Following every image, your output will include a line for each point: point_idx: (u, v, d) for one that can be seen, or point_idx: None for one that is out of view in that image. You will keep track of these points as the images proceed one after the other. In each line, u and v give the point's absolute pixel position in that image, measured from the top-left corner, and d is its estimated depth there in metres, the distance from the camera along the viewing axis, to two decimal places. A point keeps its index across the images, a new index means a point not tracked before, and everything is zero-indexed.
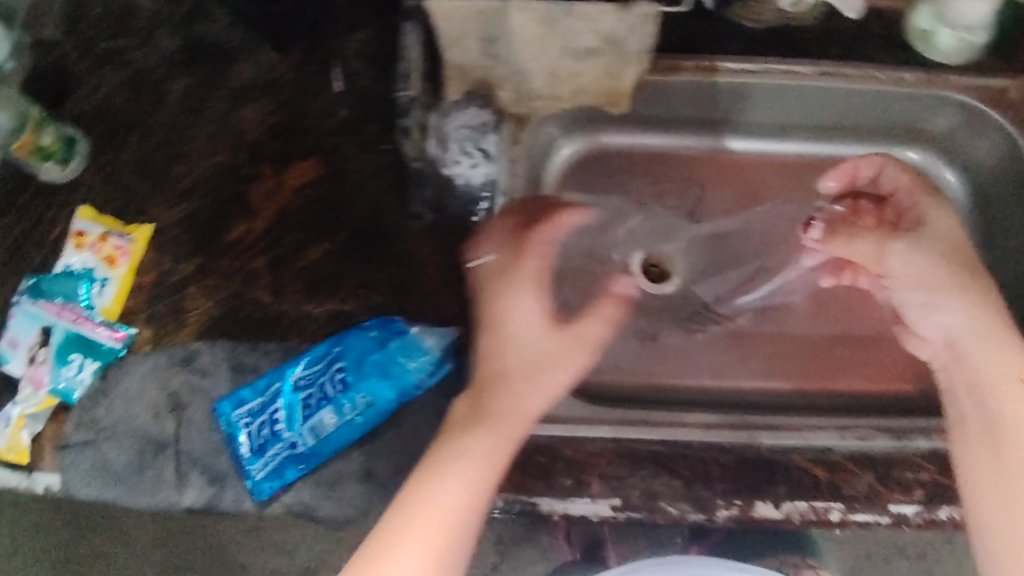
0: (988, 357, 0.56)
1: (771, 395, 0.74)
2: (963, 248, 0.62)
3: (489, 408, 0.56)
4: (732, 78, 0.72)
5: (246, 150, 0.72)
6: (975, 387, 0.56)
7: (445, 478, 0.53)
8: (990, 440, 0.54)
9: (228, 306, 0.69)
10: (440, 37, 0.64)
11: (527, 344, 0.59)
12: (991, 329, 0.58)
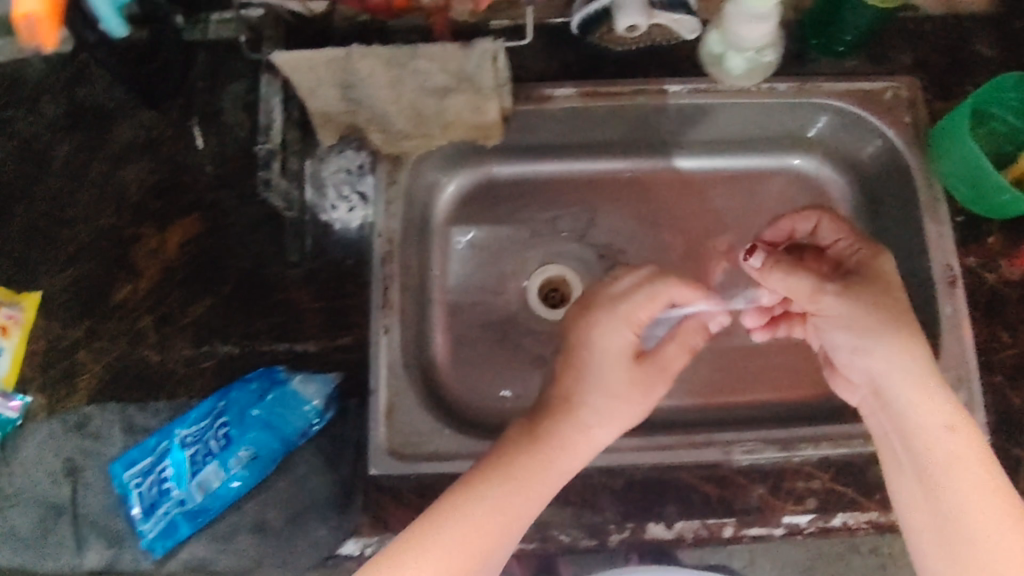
0: (919, 417, 0.53)
1: (672, 412, 0.74)
2: (894, 296, 0.58)
3: (545, 439, 0.54)
4: (603, 104, 0.71)
5: (130, 211, 0.73)
6: (916, 453, 0.53)
7: (492, 513, 0.51)
8: (926, 501, 0.52)
9: (117, 367, 0.70)
10: (299, 88, 0.64)
11: (593, 398, 0.55)
12: (920, 387, 0.54)
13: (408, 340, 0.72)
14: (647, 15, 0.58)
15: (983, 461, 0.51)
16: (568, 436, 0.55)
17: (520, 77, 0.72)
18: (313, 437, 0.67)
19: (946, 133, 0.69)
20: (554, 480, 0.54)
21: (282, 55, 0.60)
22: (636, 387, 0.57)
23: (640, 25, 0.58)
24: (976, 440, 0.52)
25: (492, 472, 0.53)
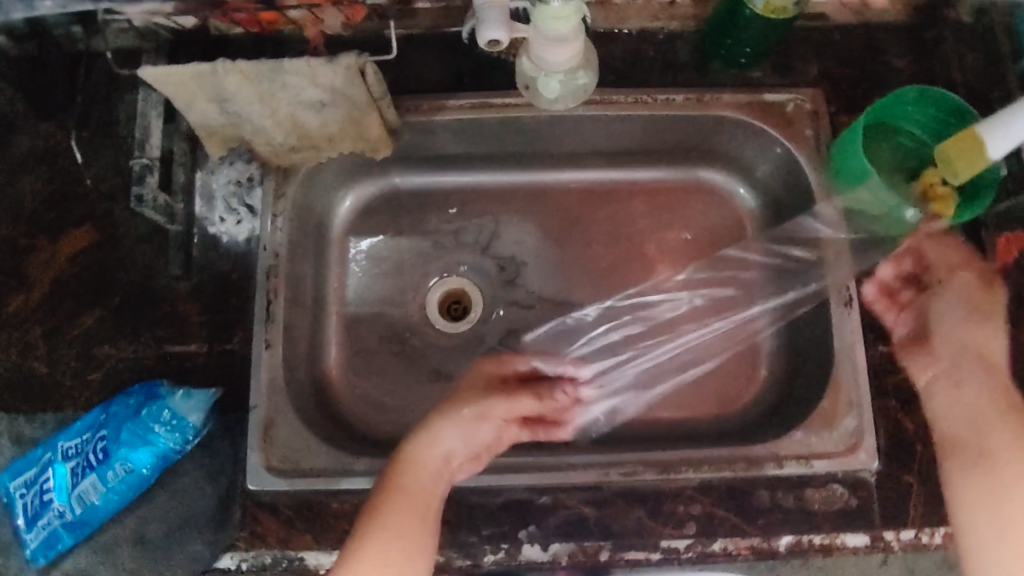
0: (986, 452, 0.56)
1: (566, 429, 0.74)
2: (977, 302, 0.61)
3: (395, 493, 0.56)
4: (498, 115, 0.71)
5: (23, 222, 0.72)
6: (997, 488, 0.55)
7: (392, 553, 0.53)
8: (1002, 537, 0.54)
9: (6, 378, 0.69)
10: (175, 101, 0.63)
11: (425, 439, 0.59)
12: (1019, 421, 0.57)
13: (298, 354, 0.72)
14: (510, 28, 0.55)
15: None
16: (409, 485, 0.56)
17: (412, 89, 0.72)
18: (194, 452, 0.67)
19: (841, 148, 0.67)
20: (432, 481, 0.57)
21: (149, 69, 0.59)
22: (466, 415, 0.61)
23: (503, 39, 0.55)
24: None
25: (374, 521, 0.54)
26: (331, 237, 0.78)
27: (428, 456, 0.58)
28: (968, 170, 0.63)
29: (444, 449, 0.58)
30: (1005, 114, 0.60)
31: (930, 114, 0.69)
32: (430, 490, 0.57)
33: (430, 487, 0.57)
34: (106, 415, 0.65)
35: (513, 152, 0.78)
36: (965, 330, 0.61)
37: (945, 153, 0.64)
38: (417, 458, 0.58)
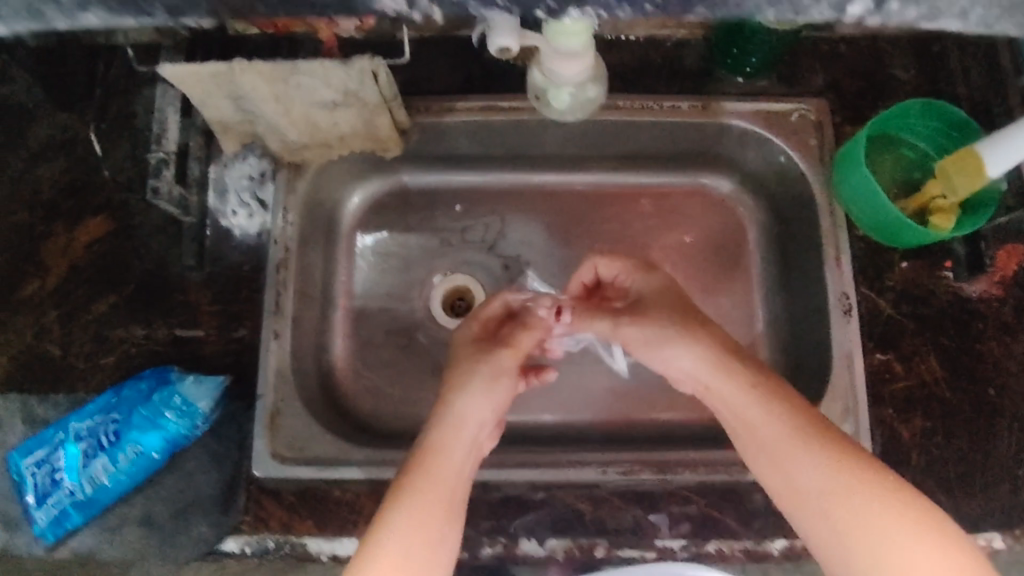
0: (792, 478, 0.53)
1: (565, 428, 0.75)
2: (686, 313, 0.65)
3: (440, 448, 0.57)
4: (509, 117, 0.72)
5: (41, 208, 0.73)
6: (847, 526, 0.49)
7: (435, 500, 0.54)
8: (861, 568, 0.49)
9: (21, 360, 0.70)
10: (191, 96, 0.65)
11: (466, 402, 0.61)
12: (816, 453, 0.52)
13: (305, 346, 0.73)
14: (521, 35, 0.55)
15: (888, 490, 0.49)
16: (446, 440, 0.58)
17: (424, 90, 0.73)
18: (202, 438, 0.68)
19: (845, 159, 0.68)
20: (461, 464, 0.57)
21: (169, 67, 0.60)
22: (491, 380, 0.63)
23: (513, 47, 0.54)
24: (855, 463, 0.51)
25: (428, 474, 0.55)
26: (340, 232, 0.79)
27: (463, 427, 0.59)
28: (967, 187, 0.64)
29: (483, 411, 0.61)
30: (1006, 133, 0.61)
31: (932, 127, 0.70)
32: (470, 456, 0.58)
33: (469, 450, 0.58)
34: (120, 399, 0.67)
35: (521, 153, 0.79)
36: (716, 392, 0.59)
37: (945, 170, 0.65)
38: (460, 413, 0.60)
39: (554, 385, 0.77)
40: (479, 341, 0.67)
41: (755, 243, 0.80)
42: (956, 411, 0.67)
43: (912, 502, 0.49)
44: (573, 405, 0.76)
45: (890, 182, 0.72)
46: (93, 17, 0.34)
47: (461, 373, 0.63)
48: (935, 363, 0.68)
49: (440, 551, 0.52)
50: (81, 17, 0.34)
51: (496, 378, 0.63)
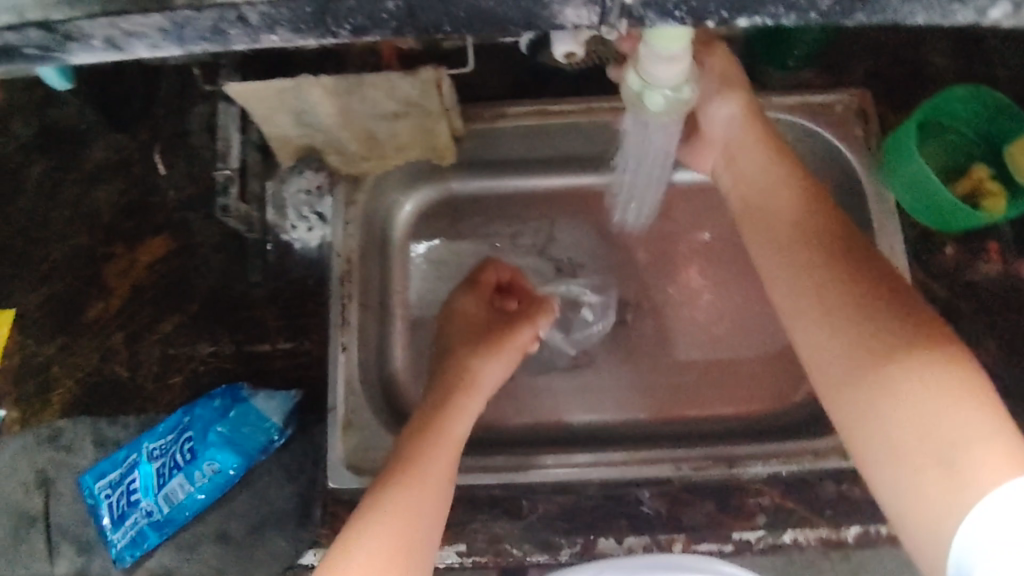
0: (851, 376, 0.45)
1: (630, 426, 0.75)
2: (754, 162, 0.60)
3: (444, 431, 0.61)
4: (556, 122, 0.74)
5: (101, 231, 0.74)
6: (868, 401, 0.44)
7: (436, 480, 0.58)
8: (874, 445, 0.44)
9: (90, 383, 0.71)
10: (253, 114, 0.65)
11: (461, 396, 0.65)
12: (843, 299, 0.47)
13: (369, 356, 0.73)
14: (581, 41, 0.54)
15: (927, 330, 0.44)
16: (450, 429, 0.62)
17: (475, 99, 0.75)
18: (276, 452, 0.69)
19: (893, 149, 0.70)
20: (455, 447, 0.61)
21: (235, 85, 0.60)
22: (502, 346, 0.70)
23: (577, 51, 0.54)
24: (940, 352, 0.43)
25: (432, 456, 0.59)
26: (394, 242, 0.80)
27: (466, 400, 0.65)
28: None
29: (474, 403, 0.66)
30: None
31: (974, 110, 0.71)
32: (464, 439, 0.63)
33: (464, 435, 0.63)
34: (193, 416, 0.68)
35: (570, 156, 0.80)
36: (759, 239, 0.56)
37: (1012, 156, 0.68)
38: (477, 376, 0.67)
39: (611, 385, 0.77)
40: (476, 321, 0.72)
41: None
42: (1017, 391, 0.68)
43: (970, 377, 0.42)
44: (637, 403, 0.76)
45: (936, 167, 0.72)
46: (278, 37, 0.32)
47: (456, 373, 0.67)
48: (993, 345, 0.70)
49: (421, 523, 0.55)
50: (265, 38, 0.32)
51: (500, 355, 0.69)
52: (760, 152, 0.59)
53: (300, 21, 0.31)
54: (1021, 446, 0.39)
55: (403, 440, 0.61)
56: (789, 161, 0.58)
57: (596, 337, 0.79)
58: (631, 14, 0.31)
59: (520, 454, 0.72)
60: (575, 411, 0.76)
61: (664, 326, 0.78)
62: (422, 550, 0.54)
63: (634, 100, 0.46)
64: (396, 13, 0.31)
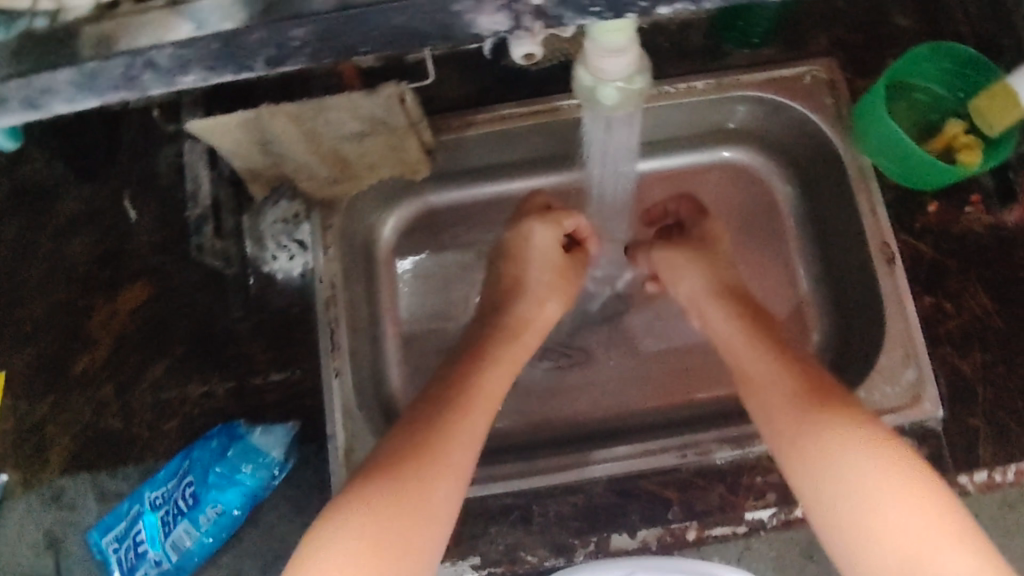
0: (793, 422, 0.57)
1: (640, 416, 0.75)
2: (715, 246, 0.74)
3: (453, 426, 0.57)
4: (528, 122, 0.72)
5: (79, 284, 0.74)
6: (835, 482, 0.53)
7: (441, 481, 0.54)
8: (847, 527, 0.51)
9: (86, 438, 0.71)
10: (219, 150, 0.64)
11: (479, 388, 0.61)
12: (799, 395, 0.59)
13: (364, 378, 0.73)
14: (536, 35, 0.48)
15: (894, 459, 0.52)
16: (463, 424, 0.58)
17: (443, 107, 0.73)
18: (279, 485, 0.69)
19: (866, 113, 0.69)
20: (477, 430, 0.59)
21: (195, 122, 0.60)
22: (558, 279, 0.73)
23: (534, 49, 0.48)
24: (869, 429, 0.54)
25: (438, 452, 0.55)
26: (377, 261, 0.79)
27: (515, 351, 0.66)
28: (998, 125, 0.66)
29: (492, 393, 0.62)
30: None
31: (945, 68, 0.71)
32: (477, 436, 0.59)
33: (478, 431, 0.59)
34: (190, 460, 0.68)
35: (544, 155, 0.79)
36: (746, 366, 0.63)
37: (977, 109, 0.67)
38: (533, 313, 0.70)
39: (610, 380, 0.76)
40: (547, 252, 0.73)
41: (784, 208, 0.81)
42: (1013, 341, 0.68)
43: (921, 475, 0.51)
44: (647, 394, 0.76)
45: (910, 126, 0.73)
46: (194, 77, 0.33)
47: (478, 361, 0.63)
48: (984, 296, 0.69)
49: (427, 513, 0.53)
50: (181, 79, 0.33)
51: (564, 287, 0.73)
52: (721, 290, 0.69)
53: (210, 59, 0.32)
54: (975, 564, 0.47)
55: (401, 428, 0.57)
56: (785, 355, 0.62)
57: (589, 333, 0.78)
58: (549, 14, 0.32)
59: (524, 458, 0.71)
60: (577, 408, 0.76)
61: (655, 315, 0.78)
62: (416, 551, 0.51)
63: (588, 96, 0.46)
64: (306, 39, 0.32)
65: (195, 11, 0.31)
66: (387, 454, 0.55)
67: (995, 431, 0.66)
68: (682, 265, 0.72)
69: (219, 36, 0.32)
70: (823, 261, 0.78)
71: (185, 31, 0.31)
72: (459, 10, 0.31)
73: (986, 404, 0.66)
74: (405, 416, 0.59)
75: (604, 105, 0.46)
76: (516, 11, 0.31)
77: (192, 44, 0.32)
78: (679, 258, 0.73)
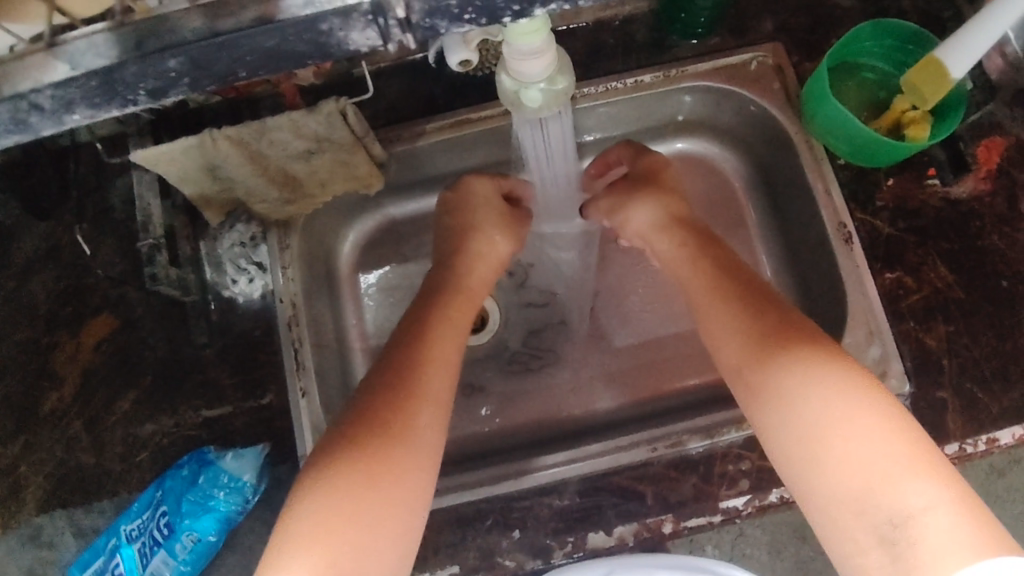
0: (760, 362, 0.54)
1: (619, 412, 0.76)
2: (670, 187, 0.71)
3: (421, 384, 0.53)
4: (478, 127, 0.72)
5: (42, 322, 0.73)
6: (803, 423, 0.49)
7: (417, 446, 0.50)
8: (805, 462, 0.49)
9: (58, 475, 0.70)
10: (167, 178, 0.64)
11: (438, 346, 0.57)
12: (767, 329, 0.55)
13: (334, 395, 0.73)
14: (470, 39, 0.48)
15: (867, 398, 0.48)
16: (428, 388, 0.54)
17: (392, 119, 0.73)
18: (254, 508, 0.69)
19: (813, 95, 0.69)
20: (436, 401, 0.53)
21: (140, 151, 0.60)
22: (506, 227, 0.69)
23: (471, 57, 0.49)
24: (841, 366, 0.51)
25: (410, 415, 0.51)
26: (340, 276, 0.80)
27: (461, 315, 0.61)
28: (937, 94, 0.66)
29: (452, 352, 0.57)
30: (960, 34, 0.63)
31: (886, 45, 0.71)
32: (445, 398, 0.54)
33: (447, 392, 0.55)
34: (163, 491, 0.68)
35: (500, 159, 0.79)
36: (705, 323, 0.60)
37: (911, 82, 0.67)
38: (491, 253, 0.68)
39: (581, 378, 0.77)
40: (492, 205, 0.70)
41: (744, 194, 0.82)
42: (976, 311, 0.68)
43: (900, 417, 0.47)
44: (622, 387, 0.76)
45: (861, 106, 0.73)
46: (80, 115, 0.34)
47: (442, 319, 0.59)
48: (944, 269, 0.69)
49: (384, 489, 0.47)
50: (67, 118, 0.34)
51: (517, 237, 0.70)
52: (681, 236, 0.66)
53: (93, 96, 0.33)
54: (961, 513, 0.43)
55: (377, 382, 0.52)
56: (745, 296, 0.58)
57: (559, 333, 0.79)
58: (419, 26, 0.31)
59: (498, 463, 0.71)
60: (550, 409, 0.76)
61: (622, 310, 0.79)
62: (395, 523, 0.47)
63: (512, 100, 0.47)
64: (182, 69, 0.33)
65: (68, 52, 0.32)
66: (361, 412, 0.50)
67: (963, 402, 0.66)
68: (626, 200, 0.70)
69: (93, 73, 0.32)
70: (784, 246, 0.79)
71: (60, 73, 0.32)
72: (328, 29, 0.31)
73: (953, 377, 0.67)
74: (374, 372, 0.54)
75: (529, 108, 0.48)
76: (384, 26, 0.31)
77: (68, 85, 0.32)
78: (624, 196, 0.71)
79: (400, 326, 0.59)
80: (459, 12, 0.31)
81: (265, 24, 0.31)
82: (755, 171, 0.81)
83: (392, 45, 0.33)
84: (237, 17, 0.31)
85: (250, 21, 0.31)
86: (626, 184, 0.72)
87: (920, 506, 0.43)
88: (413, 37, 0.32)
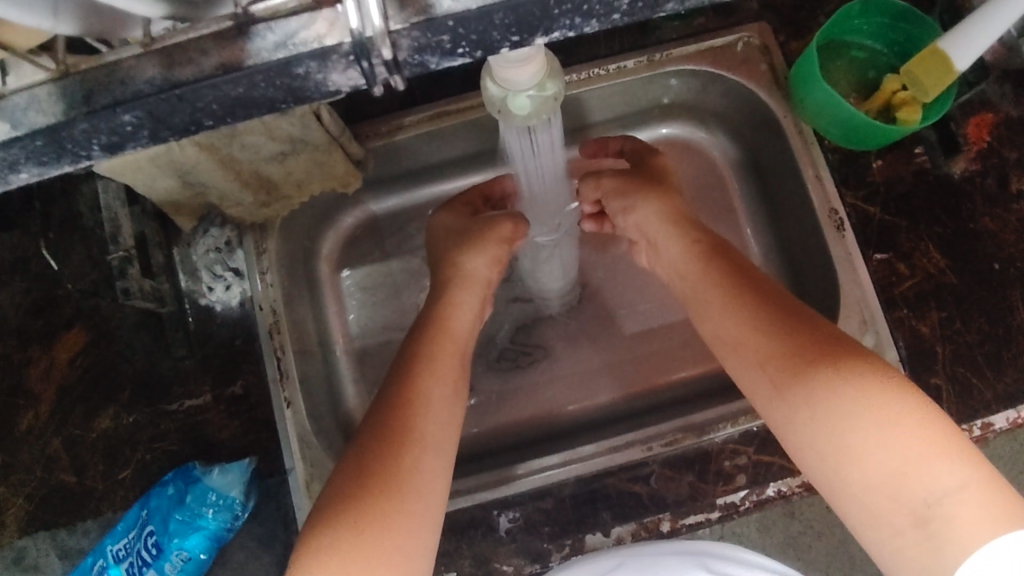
0: (767, 359, 0.52)
1: (613, 408, 0.75)
2: (663, 179, 0.69)
3: (415, 428, 0.50)
4: (459, 120, 0.70)
5: (14, 337, 0.71)
6: (821, 423, 0.48)
7: (415, 496, 0.48)
8: (830, 463, 0.47)
9: (39, 496, 0.68)
10: (133, 185, 0.60)
11: (428, 383, 0.53)
12: (772, 317, 0.53)
13: (321, 400, 0.71)
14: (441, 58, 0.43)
15: (883, 384, 0.47)
16: (425, 421, 0.51)
17: (368, 114, 0.70)
18: (244, 524, 0.68)
19: (802, 78, 0.67)
20: (436, 432, 0.51)
21: (102, 163, 0.55)
22: (481, 247, 0.64)
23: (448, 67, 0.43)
24: (852, 356, 0.49)
25: (405, 464, 0.48)
26: (320, 276, 0.77)
27: (450, 340, 0.58)
28: (938, 86, 0.64)
29: (451, 390, 0.55)
30: (964, 26, 0.62)
31: (875, 23, 0.69)
32: (446, 442, 0.52)
33: (446, 435, 0.52)
34: (148, 510, 0.66)
35: (481, 150, 0.76)
36: (714, 322, 0.57)
37: (911, 73, 0.65)
38: (468, 273, 0.63)
39: (571, 374, 0.76)
40: (456, 230, 0.67)
41: (732, 177, 0.80)
42: (968, 294, 0.67)
43: (920, 402, 0.46)
44: (617, 382, 0.75)
45: (849, 87, 0.71)
46: (28, 175, 0.31)
47: (423, 359, 0.55)
48: (936, 253, 0.68)
49: (381, 518, 0.46)
50: (15, 178, 0.31)
51: (488, 247, 0.64)
52: (677, 234, 0.63)
53: (40, 155, 0.31)
54: (994, 487, 0.42)
55: (369, 440, 0.49)
56: (744, 287, 0.56)
57: (548, 328, 0.77)
58: (407, 64, 0.29)
59: (490, 468, 0.70)
60: (541, 407, 0.75)
61: (608, 306, 0.77)
62: (405, 560, 0.46)
63: (500, 107, 0.45)
64: (140, 122, 0.30)
65: (8, 109, 0.30)
66: (357, 469, 0.48)
67: (958, 388, 0.65)
68: (630, 193, 0.67)
69: (38, 133, 0.30)
70: (773, 230, 0.78)
71: (2, 133, 0.30)
72: (303, 73, 0.29)
73: (948, 362, 0.66)
74: (366, 429, 0.51)
75: (519, 116, 0.46)
76: (368, 67, 0.29)
77: (12, 146, 0.30)
78: (628, 186, 0.67)
79: (389, 372, 0.56)
80: (451, 47, 0.29)
81: (231, 71, 0.29)
82: (741, 153, 0.79)
83: (378, 88, 0.30)
84: (198, 65, 0.29)
85: (214, 68, 0.29)
86: (633, 174, 0.69)
87: (953, 484, 0.42)
88: (401, 77, 0.30)
